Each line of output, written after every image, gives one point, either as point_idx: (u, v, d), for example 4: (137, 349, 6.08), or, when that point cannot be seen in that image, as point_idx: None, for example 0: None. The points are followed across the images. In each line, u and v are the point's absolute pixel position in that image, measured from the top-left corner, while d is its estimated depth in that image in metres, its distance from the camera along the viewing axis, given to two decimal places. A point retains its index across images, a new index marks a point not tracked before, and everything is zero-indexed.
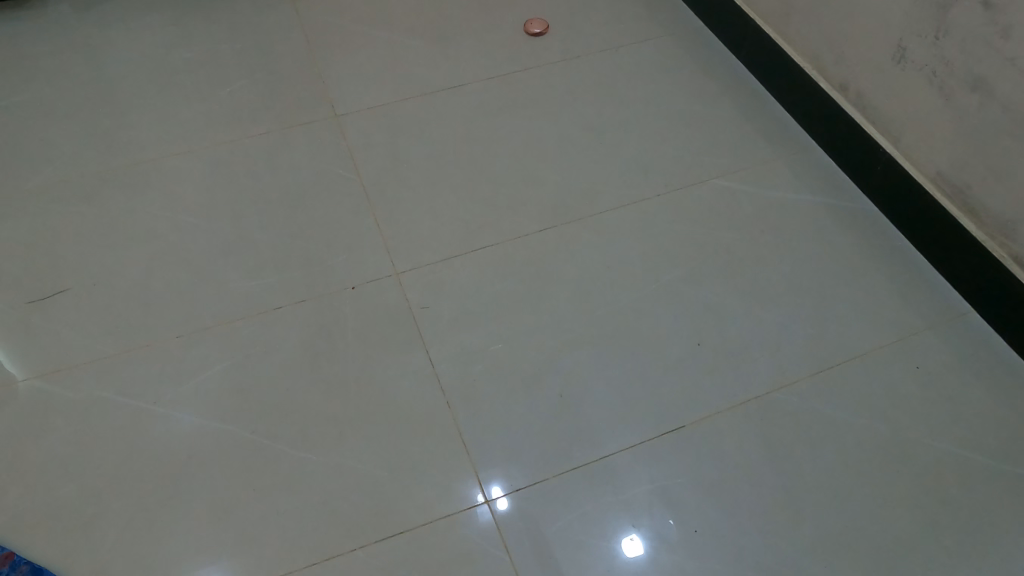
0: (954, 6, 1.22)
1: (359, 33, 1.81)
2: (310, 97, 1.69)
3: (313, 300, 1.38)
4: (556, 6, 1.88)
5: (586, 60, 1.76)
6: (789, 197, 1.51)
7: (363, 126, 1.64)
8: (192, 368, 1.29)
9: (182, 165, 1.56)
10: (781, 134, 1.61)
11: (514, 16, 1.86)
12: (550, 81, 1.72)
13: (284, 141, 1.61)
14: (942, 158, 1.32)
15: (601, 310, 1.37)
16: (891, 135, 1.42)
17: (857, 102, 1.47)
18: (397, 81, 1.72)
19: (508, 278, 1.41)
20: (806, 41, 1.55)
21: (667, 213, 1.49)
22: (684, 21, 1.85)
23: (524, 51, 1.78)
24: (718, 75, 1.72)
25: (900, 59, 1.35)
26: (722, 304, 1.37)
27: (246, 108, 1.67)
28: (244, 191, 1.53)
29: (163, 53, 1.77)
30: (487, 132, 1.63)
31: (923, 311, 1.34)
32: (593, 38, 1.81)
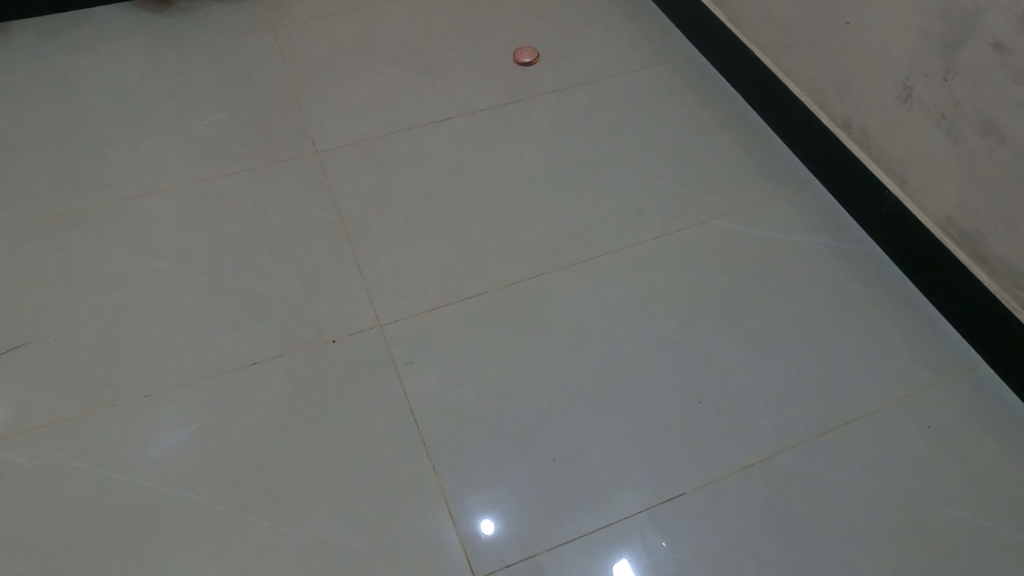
0: (964, 46, 1.16)
1: (342, 63, 1.74)
2: (291, 132, 1.61)
3: (291, 354, 1.30)
4: (547, 32, 1.82)
5: (578, 92, 1.69)
6: (792, 239, 1.45)
7: (346, 163, 1.57)
8: (160, 430, 1.21)
9: (154, 206, 1.48)
10: (782, 171, 1.55)
11: (503, 43, 1.79)
12: (541, 114, 1.65)
13: (263, 179, 1.53)
14: (952, 203, 1.27)
15: (596, 362, 1.29)
16: (897, 176, 1.36)
17: (862, 141, 1.41)
18: (382, 115, 1.65)
19: (498, 328, 1.34)
20: (807, 75, 1.49)
21: (665, 257, 1.43)
22: (680, 49, 1.79)
23: (514, 82, 1.71)
24: (716, 107, 1.66)
25: (907, 98, 1.29)
26: (724, 355, 1.30)
27: (223, 143, 1.59)
28: (220, 233, 1.45)
29: (136, 84, 1.69)
30: (476, 169, 1.56)
31: (934, 363, 1.28)
32: (586, 68, 1.74)
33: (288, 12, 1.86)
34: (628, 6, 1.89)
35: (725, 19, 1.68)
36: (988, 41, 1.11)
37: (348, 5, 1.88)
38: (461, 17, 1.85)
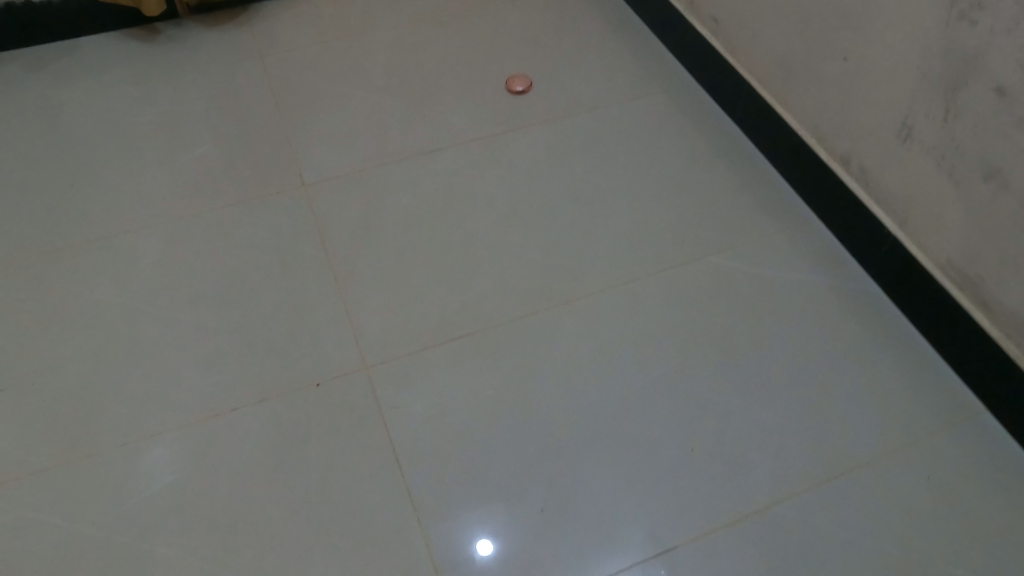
0: (964, 88, 1.12)
1: (331, 92, 1.72)
2: (278, 164, 1.58)
3: (273, 398, 1.27)
4: (539, 60, 1.79)
5: (571, 122, 1.66)
6: (789, 277, 1.41)
7: (334, 195, 1.54)
8: (139, 481, 1.17)
9: (137, 242, 1.46)
10: (779, 205, 1.51)
11: (495, 71, 1.76)
12: (533, 145, 1.62)
13: (249, 214, 1.50)
14: (952, 246, 1.23)
15: (586, 407, 1.26)
16: (896, 216, 1.32)
17: (860, 178, 1.38)
18: (371, 145, 1.62)
19: (486, 371, 1.30)
20: (804, 108, 1.46)
21: (658, 296, 1.39)
22: (675, 77, 1.76)
23: (506, 111, 1.68)
24: (711, 138, 1.63)
25: (906, 138, 1.26)
26: (718, 401, 1.26)
27: (208, 176, 1.56)
28: (204, 271, 1.42)
29: (122, 115, 1.67)
30: (466, 202, 1.53)
31: (934, 410, 1.24)
32: (579, 96, 1.71)
33: (277, 39, 1.84)
34: (622, 32, 1.86)
35: (721, 48, 1.64)
36: (989, 85, 1.08)
37: (338, 31, 1.86)
38: (452, 44, 1.83)
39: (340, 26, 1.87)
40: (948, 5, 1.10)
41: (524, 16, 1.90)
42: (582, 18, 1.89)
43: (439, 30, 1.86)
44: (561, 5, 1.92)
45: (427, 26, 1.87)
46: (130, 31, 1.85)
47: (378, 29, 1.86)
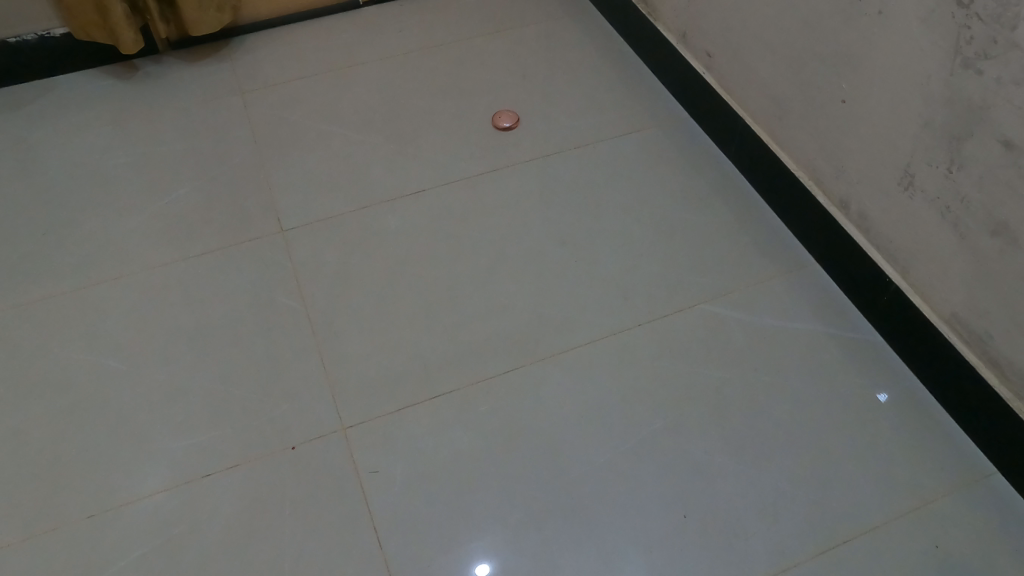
0: (970, 139, 1.07)
1: (313, 130, 1.67)
2: (257, 208, 1.53)
3: (245, 464, 1.20)
4: (527, 93, 1.73)
5: (560, 160, 1.60)
6: (788, 326, 1.34)
7: (312, 241, 1.47)
8: (101, 560, 1.10)
9: (108, 294, 1.40)
10: (776, 247, 1.45)
11: (481, 106, 1.71)
12: (520, 185, 1.56)
13: (224, 261, 1.44)
14: (958, 299, 1.17)
15: (575, 471, 1.19)
16: (899, 265, 1.26)
17: (860, 224, 1.32)
18: (352, 187, 1.56)
19: (470, 431, 1.23)
20: (801, 149, 1.40)
21: (651, 347, 1.32)
22: (668, 110, 1.70)
23: (493, 149, 1.62)
24: (705, 176, 1.57)
25: (908, 186, 1.20)
26: (714, 463, 1.19)
27: (184, 222, 1.51)
28: (176, 324, 1.36)
29: (98, 159, 1.62)
30: (450, 247, 1.46)
31: (942, 471, 1.17)
32: (569, 132, 1.65)
33: (259, 75, 1.80)
34: (613, 64, 1.80)
35: (714, 82, 1.59)
36: (995, 136, 1.02)
37: (322, 66, 1.81)
38: (438, 78, 1.78)
39: (324, 61, 1.82)
40: (953, 52, 1.05)
41: (512, 48, 1.85)
42: (572, 49, 1.84)
43: (425, 63, 1.81)
44: (550, 36, 1.87)
45: (413, 59, 1.82)
46: (109, 68, 1.81)
47: (362, 63, 1.82)
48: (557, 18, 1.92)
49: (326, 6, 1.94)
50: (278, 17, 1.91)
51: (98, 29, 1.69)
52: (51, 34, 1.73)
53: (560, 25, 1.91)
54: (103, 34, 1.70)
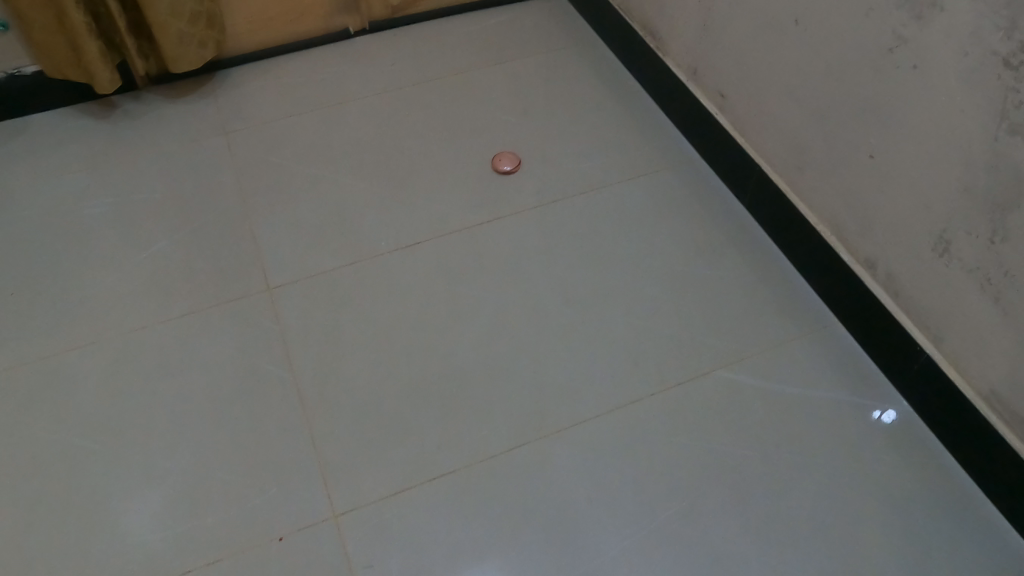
0: (1016, 209, 0.98)
1: (301, 174, 1.57)
2: (242, 262, 1.43)
3: (226, 558, 1.10)
4: (529, 133, 1.64)
5: (564, 207, 1.51)
6: (810, 394, 1.25)
7: (300, 300, 1.38)
8: None
9: (81, 361, 1.30)
10: (796, 305, 1.36)
11: (480, 147, 1.62)
12: (522, 235, 1.47)
13: (207, 324, 1.35)
14: (998, 377, 1.08)
15: (586, 563, 1.09)
16: (931, 333, 1.18)
17: (888, 285, 1.23)
18: (342, 240, 1.46)
19: (472, 517, 1.14)
20: (823, 202, 1.31)
21: (665, 419, 1.23)
22: (677, 151, 1.61)
23: (493, 195, 1.53)
24: (719, 225, 1.48)
25: (943, 252, 1.11)
26: (738, 553, 1.10)
27: (163, 279, 1.41)
28: (154, 396, 1.26)
29: (73, 209, 1.52)
30: (448, 307, 1.37)
31: (982, 562, 1.08)
32: (573, 175, 1.56)
33: (245, 114, 1.71)
34: (619, 100, 1.71)
35: (728, 125, 1.50)
36: None
37: (311, 104, 1.72)
38: (433, 116, 1.68)
39: (313, 97, 1.74)
40: (997, 114, 0.96)
41: (511, 82, 1.76)
42: (573, 83, 1.75)
43: (419, 99, 1.72)
44: (551, 69, 1.79)
45: (407, 95, 1.73)
46: (85, 107, 1.72)
47: (354, 100, 1.73)
48: (557, 49, 1.84)
49: (315, 37, 1.87)
50: (265, 49, 1.84)
51: (73, 67, 1.59)
52: (22, 72, 1.62)
53: (560, 56, 1.82)
54: (79, 73, 1.60)
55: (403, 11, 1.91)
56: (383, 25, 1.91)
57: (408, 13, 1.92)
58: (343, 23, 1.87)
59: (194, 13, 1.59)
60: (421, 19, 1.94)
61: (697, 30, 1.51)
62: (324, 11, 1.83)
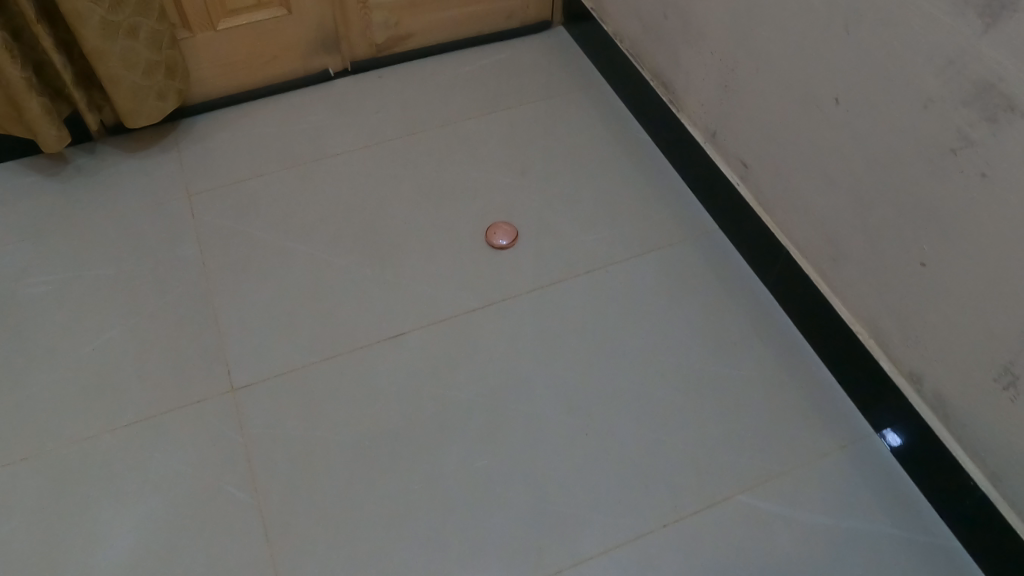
0: None
1: (274, 248, 1.42)
2: (204, 357, 1.28)
3: None
4: (527, 199, 1.48)
5: (565, 290, 1.35)
6: (844, 525, 1.10)
7: (266, 406, 1.22)
8: None
9: (16, 480, 1.14)
10: (826, 411, 1.21)
11: (473, 216, 1.45)
12: (519, 325, 1.31)
13: (162, 434, 1.19)
14: None
15: None
16: (987, 468, 1.02)
17: (937, 406, 1.07)
18: (317, 329, 1.31)
19: None
20: (861, 301, 1.15)
21: (679, 555, 1.08)
22: (692, 221, 1.45)
23: (486, 275, 1.37)
24: (739, 312, 1.32)
25: (1009, 385, 0.94)
26: None
27: (116, 377, 1.25)
28: (99, 524, 1.11)
29: (17, 288, 1.36)
30: (435, 412, 1.22)
31: None
32: (575, 252, 1.40)
33: (214, 171, 1.55)
34: (626, 159, 1.55)
35: (750, 197, 1.33)
36: None
37: (287, 160, 1.57)
38: (420, 176, 1.52)
39: (290, 153, 1.58)
40: None
41: (508, 136, 1.59)
42: (577, 139, 1.59)
43: (407, 157, 1.56)
44: (552, 121, 1.63)
45: (393, 151, 1.57)
46: (36, 163, 1.55)
47: (334, 156, 1.57)
48: (558, 98, 1.69)
49: (292, 79, 1.70)
50: (237, 93, 1.67)
51: (14, 122, 1.44)
52: None
53: (562, 106, 1.67)
54: (20, 127, 1.45)
55: (390, 49, 1.75)
56: (368, 65, 1.75)
57: (394, 52, 1.75)
58: (323, 63, 1.71)
59: (150, 64, 1.44)
60: (408, 58, 1.78)
61: (718, 90, 1.33)
62: (302, 51, 1.66)
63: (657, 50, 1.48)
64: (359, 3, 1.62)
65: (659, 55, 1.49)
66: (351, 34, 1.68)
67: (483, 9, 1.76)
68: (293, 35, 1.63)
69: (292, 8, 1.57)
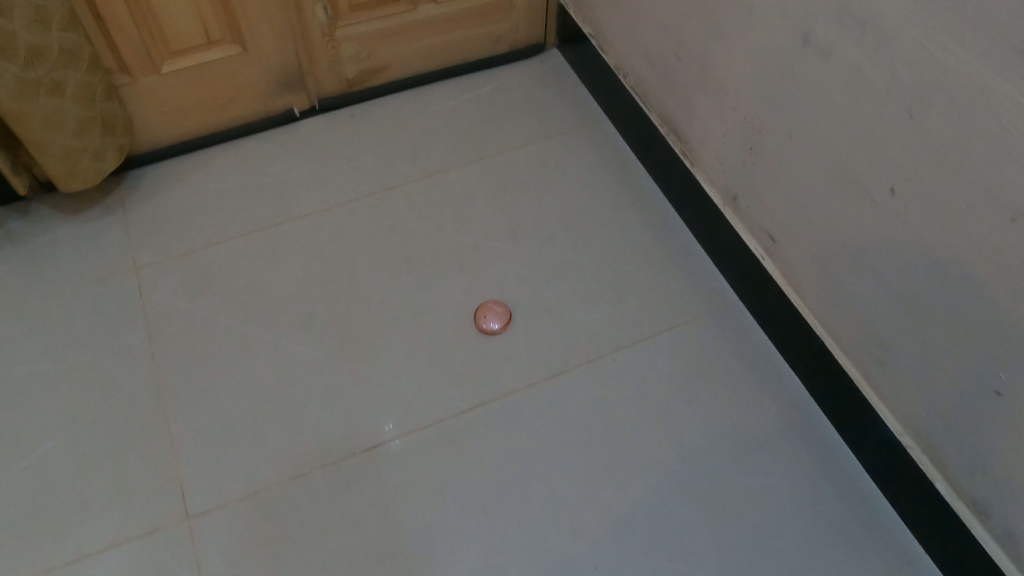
0: None
1: (235, 336, 1.24)
2: (155, 476, 1.11)
3: None
4: (520, 270, 1.31)
5: (566, 383, 1.19)
6: None
7: (226, 538, 1.06)
8: None
9: None
10: (871, 529, 1.06)
11: (460, 293, 1.29)
12: (515, 428, 1.15)
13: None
14: None
15: None
16: None
17: (1005, 544, 0.91)
18: (285, 437, 1.15)
19: None
20: (912, 413, 0.99)
21: None
22: (711, 293, 1.28)
23: (476, 366, 1.21)
24: (767, 407, 1.17)
25: None
26: None
27: (52, 504, 1.09)
28: None
29: None
30: (421, 541, 1.06)
31: None
32: (577, 335, 1.24)
33: (164, 238, 1.36)
34: (633, 217, 1.37)
35: (778, 275, 1.16)
36: None
37: (249, 224, 1.38)
38: (401, 243, 1.35)
39: (250, 214, 1.39)
40: None
41: (498, 191, 1.41)
42: (576, 193, 1.41)
43: (385, 220, 1.38)
44: (547, 170, 1.44)
45: (368, 212, 1.39)
46: None
47: (301, 218, 1.38)
48: (554, 140, 1.49)
49: (252, 122, 1.49)
50: (188, 140, 1.46)
51: None
52: None
53: (558, 151, 1.48)
54: None
55: (362, 84, 1.54)
56: (338, 101, 1.54)
57: (368, 86, 1.55)
58: (287, 103, 1.50)
59: (82, 121, 1.21)
60: (384, 92, 1.57)
61: (740, 152, 1.15)
62: (261, 91, 1.45)
63: (668, 95, 1.29)
64: (325, 37, 1.41)
65: (670, 101, 1.29)
66: (318, 70, 1.47)
67: (466, 35, 1.55)
68: (249, 74, 1.41)
69: (248, 46, 1.36)
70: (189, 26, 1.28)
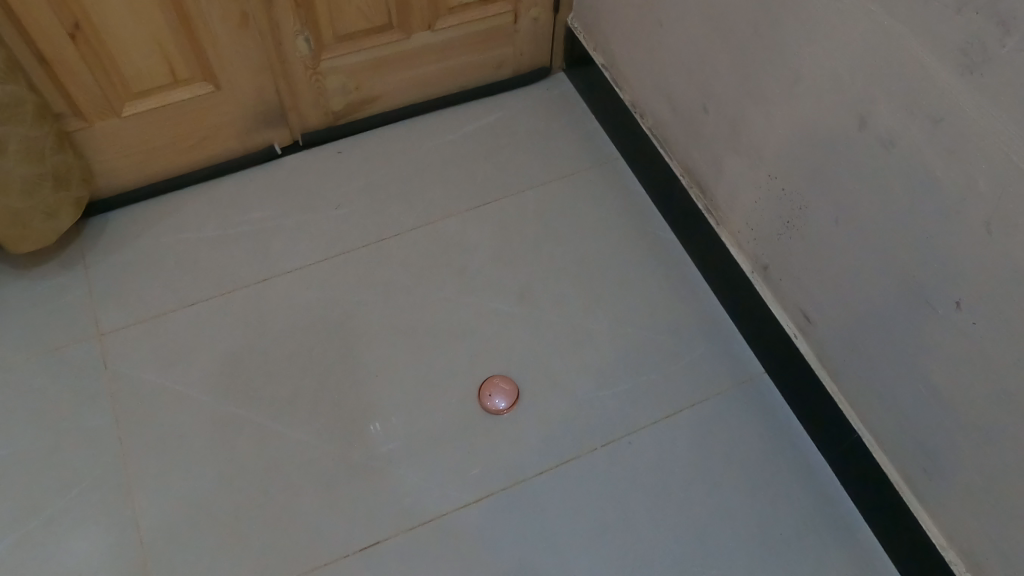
0: None
1: (215, 415, 1.13)
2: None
3: None
4: (528, 337, 1.20)
5: (579, 470, 1.10)
6: None
7: None
8: None
9: None
10: None
11: (464, 364, 1.18)
12: (524, 522, 1.06)
13: None
14: None
15: None
16: None
17: None
18: (269, 535, 1.04)
19: None
20: (958, 529, 0.91)
21: None
22: (734, 365, 1.18)
23: (481, 450, 1.11)
24: (795, 498, 1.07)
25: None
26: None
27: None
28: None
29: None
30: None
31: None
32: (590, 413, 1.14)
33: (132, 297, 1.23)
34: (650, 276, 1.26)
35: (813, 358, 1.06)
36: None
37: (227, 281, 1.25)
38: (396, 305, 1.23)
39: (227, 269, 1.26)
40: None
41: (503, 244, 1.29)
42: (588, 246, 1.29)
43: (378, 278, 1.25)
44: (557, 219, 1.32)
45: (360, 268, 1.26)
46: None
47: (286, 275, 1.25)
48: (563, 184, 1.37)
49: (229, 161, 1.35)
50: (158, 183, 1.32)
51: None
52: None
53: (568, 196, 1.35)
54: None
55: (351, 117, 1.39)
56: (325, 135, 1.40)
57: (358, 119, 1.40)
58: (268, 139, 1.35)
59: (29, 181, 1.08)
60: (375, 124, 1.43)
61: (775, 223, 1.04)
62: (238, 129, 1.30)
63: (693, 147, 1.18)
64: (309, 70, 1.26)
65: (695, 154, 1.18)
66: (301, 105, 1.32)
67: (467, 63, 1.41)
68: (225, 113, 1.26)
69: (222, 84, 1.21)
70: (153, 66, 1.13)
